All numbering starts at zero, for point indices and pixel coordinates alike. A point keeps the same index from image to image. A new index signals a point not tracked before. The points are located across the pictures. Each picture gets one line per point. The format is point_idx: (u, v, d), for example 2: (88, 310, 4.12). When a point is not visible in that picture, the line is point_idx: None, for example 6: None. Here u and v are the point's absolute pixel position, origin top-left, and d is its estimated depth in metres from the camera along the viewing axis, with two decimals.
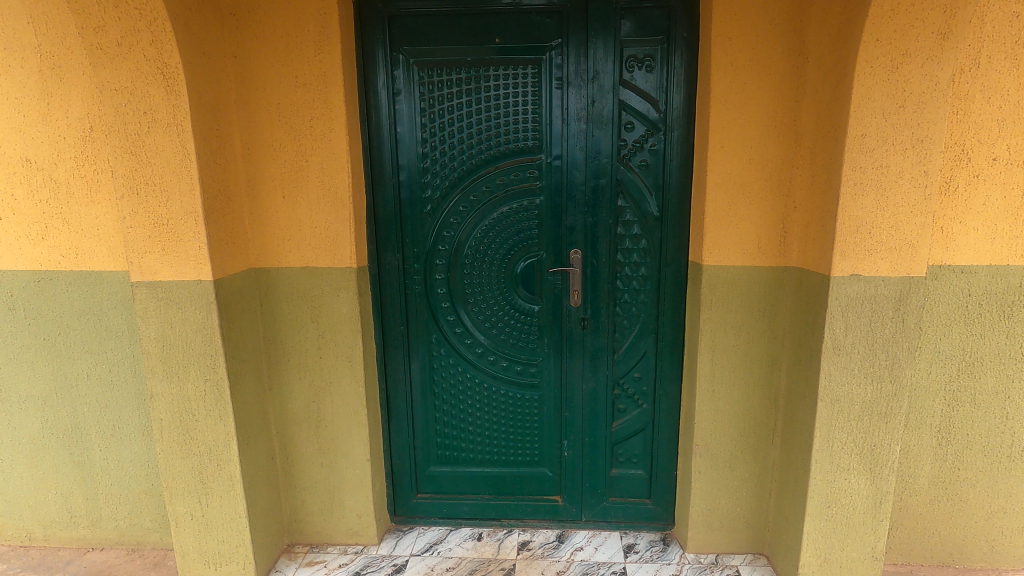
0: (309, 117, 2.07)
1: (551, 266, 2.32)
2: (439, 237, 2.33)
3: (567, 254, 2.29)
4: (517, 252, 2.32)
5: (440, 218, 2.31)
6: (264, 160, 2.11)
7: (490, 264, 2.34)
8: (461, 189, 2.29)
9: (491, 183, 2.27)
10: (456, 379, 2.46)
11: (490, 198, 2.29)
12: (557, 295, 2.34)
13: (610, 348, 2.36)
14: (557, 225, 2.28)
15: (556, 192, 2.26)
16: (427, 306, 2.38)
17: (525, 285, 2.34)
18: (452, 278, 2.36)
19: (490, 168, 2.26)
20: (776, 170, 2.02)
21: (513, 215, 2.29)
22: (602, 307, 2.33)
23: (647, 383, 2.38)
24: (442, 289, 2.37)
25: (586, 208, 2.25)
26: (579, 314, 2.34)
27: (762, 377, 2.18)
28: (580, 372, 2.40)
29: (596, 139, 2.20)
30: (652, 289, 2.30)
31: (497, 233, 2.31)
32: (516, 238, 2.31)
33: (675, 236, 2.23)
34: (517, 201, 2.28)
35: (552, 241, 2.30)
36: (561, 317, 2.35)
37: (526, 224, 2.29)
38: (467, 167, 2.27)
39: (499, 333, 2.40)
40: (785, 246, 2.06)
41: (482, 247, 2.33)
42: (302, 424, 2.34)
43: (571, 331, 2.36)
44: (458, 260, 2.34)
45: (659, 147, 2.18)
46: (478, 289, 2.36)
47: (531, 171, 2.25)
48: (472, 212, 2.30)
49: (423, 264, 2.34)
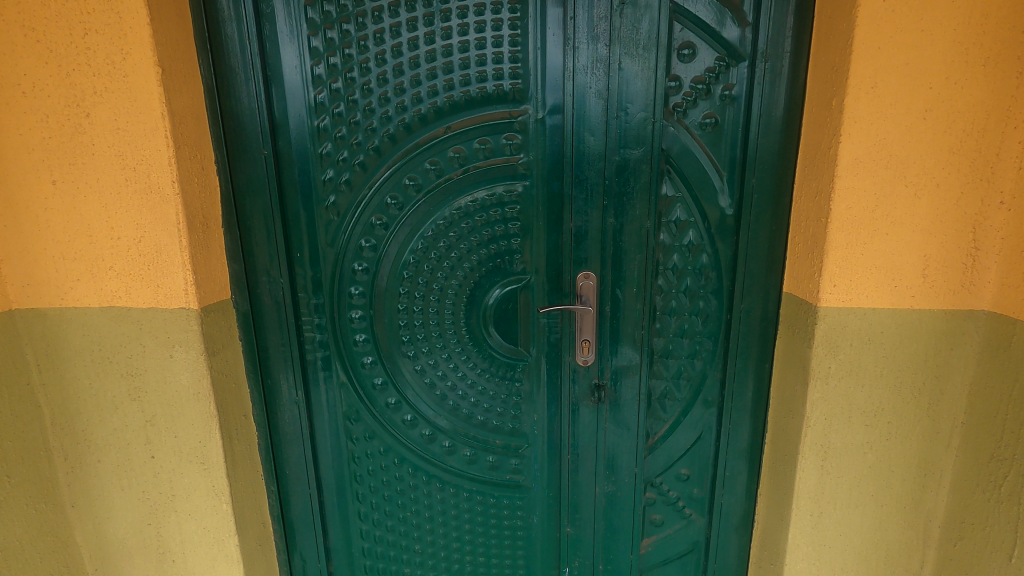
0: (83, 30, 1.09)
1: (546, 300, 1.37)
2: (354, 251, 1.37)
3: (572, 280, 1.35)
4: (488, 275, 1.37)
5: (355, 219, 1.34)
6: (9, 113, 1.13)
7: (442, 295, 1.39)
8: (389, 168, 1.31)
9: (441, 155, 1.30)
10: (392, 474, 1.53)
11: (439, 183, 1.32)
12: (555, 347, 1.39)
13: (641, 430, 1.44)
14: (555, 230, 1.32)
15: (555, 172, 1.28)
16: (341, 363, 1.44)
17: (501, 329, 1.40)
18: (378, 317, 1.41)
19: (438, 131, 1.28)
20: (970, 134, 1.06)
21: (480, 212, 1.33)
22: (629, 365, 1.40)
23: (699, 484, 1.48)
24: (364, 334, 1.43)
25: (606, 202, 1.29)
26: (591, 378, 1.41)
27: (908, 496, 1.27)
28: (593, 467, 1.48)
29: (626, 77, 1.22)
30: (714, 337, 1.37)
31: (452, 242, 1.36)
32: (484, 252, 1.35)
33: (758, 251, 1.29)
34: (486, 189, 1.31)
35: (547, 258, 1.34)
36: (561, 383, 1.42)
37: (501, 228, 1.34)
38: (398, 129, 1.29)
39: (459, 405, 1.47)
40: (973, 273, 1.13)
41: (429, 267, 1.37)
42: (134, 558, 1.42)
43: (577, 402, 1.43)
44: (389, 288, 1.39)
45: (738, 91, 1.22)
46: (424, 335, 1.43)
47: (509, 135, 1.28)
48: (409, 207, 1.34)
49: (328, 292, 1.39)
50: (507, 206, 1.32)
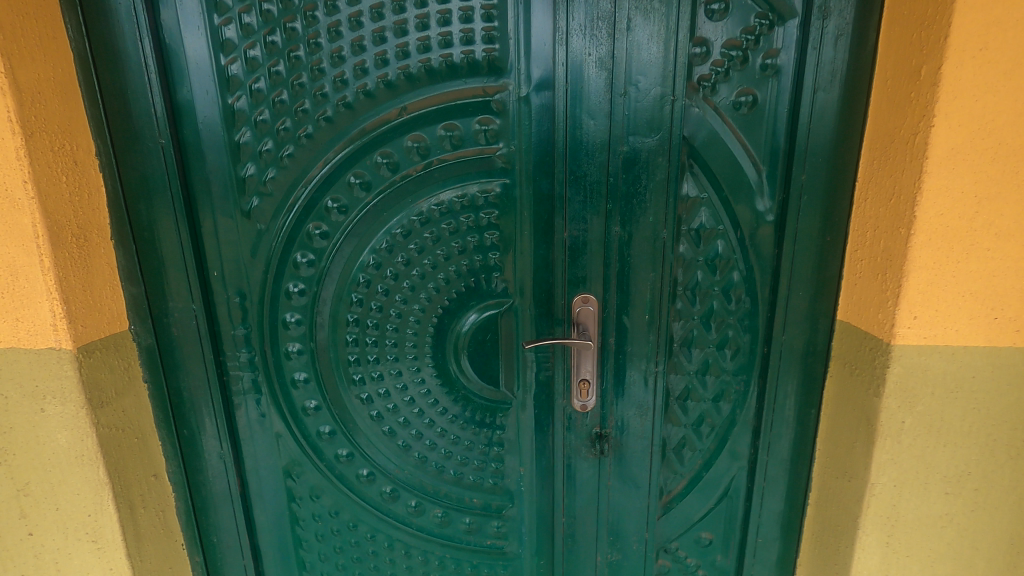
0: None
1: (534, 330, 1.08)
2: (287, 269, 1.06)
3: (566, 304, 1.06)
4: (459, 299, 1.07)
5: (286, 228, 1.04)
6: None
7: (401, 324, 1.09)
8: (328, 161, 1.01)
9: (395, 146, 1.00)
10: (345, 540, 1.24)
11: (393, 182, 1.02)
12: (545, 387, 1.11)
13: (652, 487, 1.16)
14: (545, 241, 1.03)
15: (543, 167, 0.99)
16: (276, 408, 1.14)
17: (477, 366, 1.11)
18: (321, 352, 1.11)
19: (390, 113, 0.98)
20: None
21: (447, 218, 1.03)
22: (638, 409, 1.11)
23: (723, 551, 1.20)
24: (304, 372, 1.13)
25: (610, 205, 1.00)
26: (591, 425, 1.12)
27: None
28: (592, 531, 1.20)
29: (637, 41, 0.92)
30: (745, 374, 1.09)
31: (412, 257, 1.06)
32: (454, 269, 1.06)
33: (805, 269, 1.00)
34: (455, 189, 1.02)
35: (534, 276, 1.05)
36: (550, 431, 1.14)
37: (475, 239, 1.04)
38: (338, 111, 0.98)
39: (426, 458, 1.18)
40: None
41: (383, 289, 1.07)
42: None
43: (573, 454, 1.15)
44: (333, 316, 1.09)
45: (785, 58, 0.92)
46: (380, 374, 1.13)
47: (484, 118, 0.98)
48: (355, 213, 1.03)
49: (258, 321, 1.09)
50: (482, 211, 1.03)
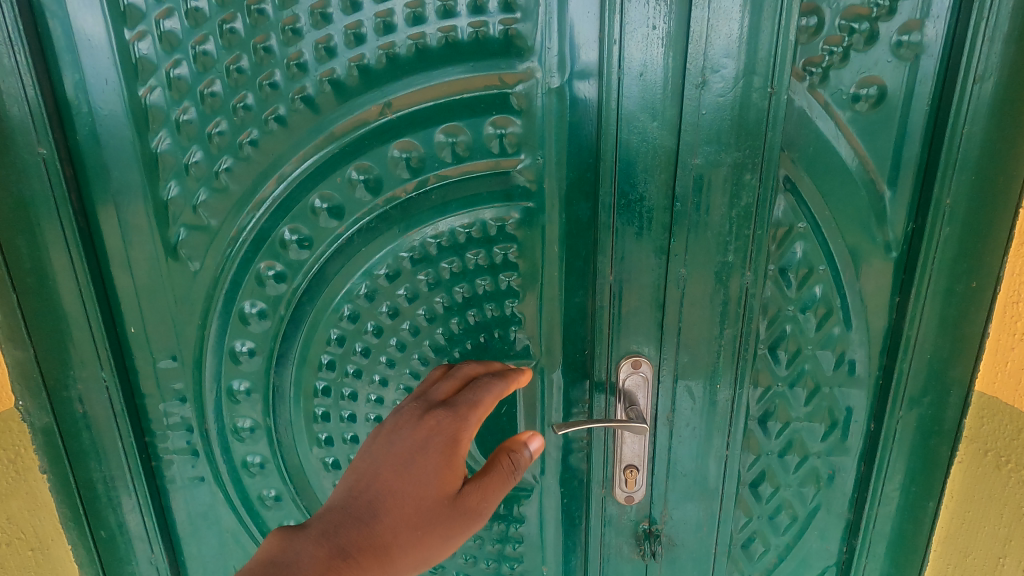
0: None
1: (564, 401, 0.81)
2: (231, 323, 0.78)
3: (608, 369, 0.78)
4: (465, 361, 0.80)
5: (228, 270, 0.76)
6: None
7: (385, 395, 0.81)
8: (283, 178, 0.72)
9: (375, 157, 0.71)
10: None
11: (375, 207, 0.74)
12: (577, 472, 0.84)
13: None
14: (582, 285, 0.76)
15: (583, 187, 0.72)
16: (223, 499, 0.87)
17: (488, 445, 0.84)
18: (280, 430, 0.83)
19: (368, 111, 0.69)
20: None
21: (450, 255, 0.76)
22: (700, 501, 0.84)
23: None
24: (258, 455, 0.85)
25: (674, 238, 0.72)
26: (635, 519, 0.86)
27: None
28: None
29: (724, 8, 0.64)
30: (841, 456, 0.83)
31: (402, 307, 0.78)
32: (459, 321, 0.78)
33: (938, 325, 0.74)
34: (461, 216, 0.74)
35: (566, 331, 0.78)
36: (584, 525, 0.87)
37: (487, 281, 0.77)
38: (294, 108, 0.69)
39: None
40: None
41: (362, 348, 0.80)
42: None
43: (611, 554, 0.88)
44: (295, 383, 0.81)
45: (932, 33, 0.65)
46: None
47: (501, 118, 0.70)
48: (323, 249, 0.75)
49: (196, 391, 0.81)
50: (497, 245, 0.75)
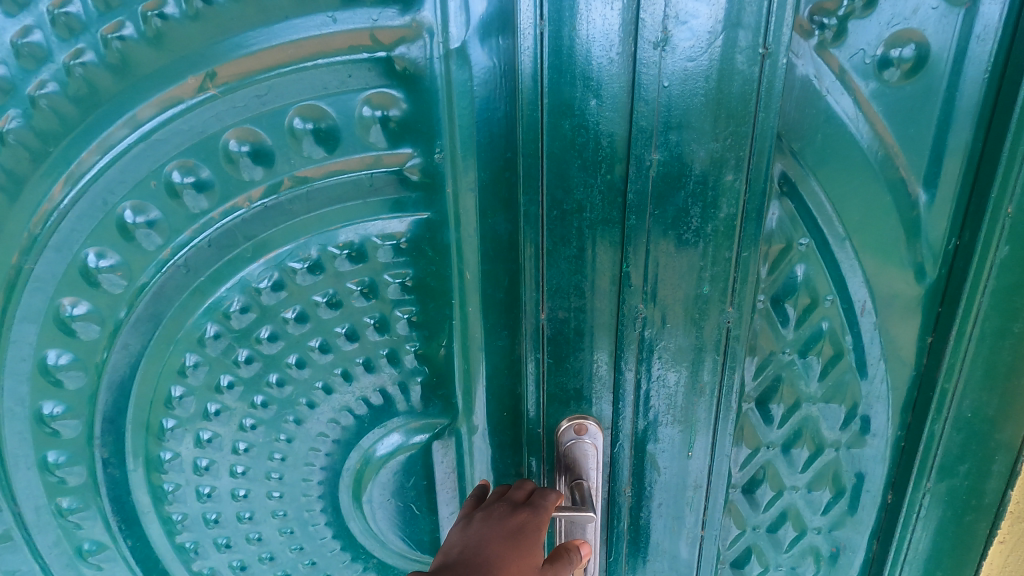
0: None
1: (491, 475, 0.60)
2: (29, 380, 0.57)
3: (544, 433, 0.58)
4: (355, 422, 0.61)
5: (11, 310, 0.54)
6: None
7: (254, 467, 0.62)
8: (74, 181, 0.51)
9: (202, 151, 0.50)
10: None
11: (211, 222, 0.53)
12: None
13: None
14: (505, 325, 0.56)
15: (499, 191, 0.51)
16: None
17: (395, 525, 0.65)
18: (121, 509, 0.64)
19: (183, 85, 0.48)
20: None
21: (325, 285, 0.56)
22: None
23: None
24: (94, 541, 0.65)
25: (629, 263, 0.51)
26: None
27: None
28: None
29: None
30: (850, 534, 0.64)
31: (264, 356, 0.58)
32: (343, 372, 0.59)
33: (981, 374, 0.55)
34: (335, 233, 0.54)
35: (487, 385, 0.57)
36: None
37: (377, 320, 0.57)
38: (72, 81, 0.48)
39: None
40: None
41: (216, 410, 0.60)
42: None
43: None
44: (132, 453, 0.61)
45: None
46: (229, 540, 0.66)
47: (378, 95, 0.49)
48: (145, 279, 0.54)
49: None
50: (389, 273, 0.55)
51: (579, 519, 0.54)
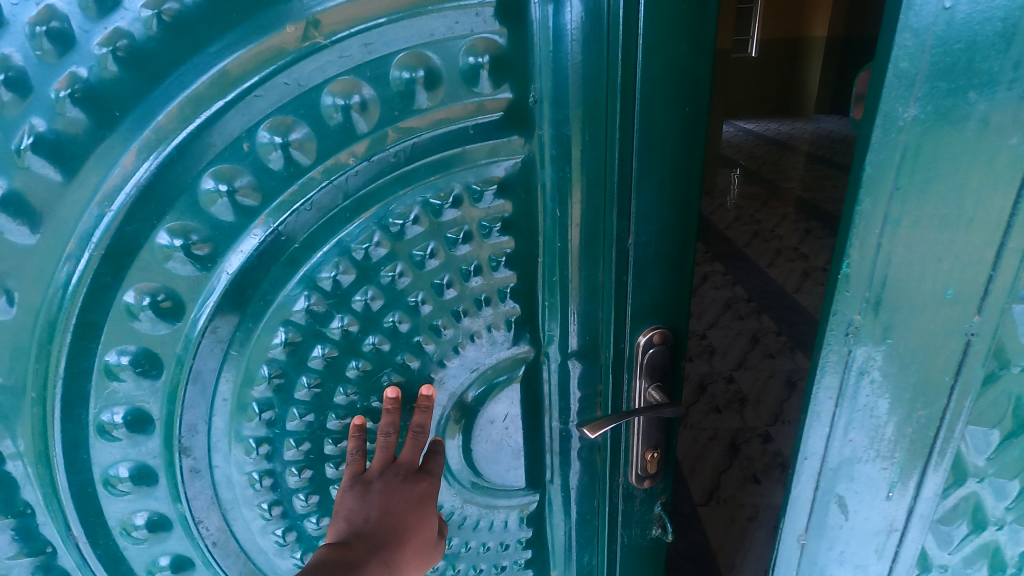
0: None
1: (580, 393, 0.83)
2: (114, 318, 0.66)
3: (632, 348, 0.81)
4: (449, 334, 0.78)
5: (84, 268, 0.63)
6: None
7: (366, 374, 0.76)
8: (161, 133, 0.60)
9: (300, 106, 0.61)
10: None
11: (308, 184, 0.65)
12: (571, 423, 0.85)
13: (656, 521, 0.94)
14: (587, 252, 0.75)
15: (596, 151, 0.69)
16: (38, 511, 0.75)
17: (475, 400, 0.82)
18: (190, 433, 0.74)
19: (283, 33, 0.58)
20: None
21: (453, 229, 0.72)
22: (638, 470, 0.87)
23: None
24: (134, 466, 0.74)
25: (686, 196, 0.74)
26: (652, 513, 0.94)
27: None
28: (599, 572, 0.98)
29: None
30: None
31: (384, 295, 0.73)
32: (457, 275, 0.75)
33: None
34: (447, 179, 0.70)
35: (579, 292, 0.77)
36: (596, 482, 0.90)
37: (486, 229, 0.74)
38: (146, 39, 0.56)
39: None
40: None
41: (344, 323, 0.73)
42: None
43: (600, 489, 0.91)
44: (218, 380, 0.73)
45: None
46: (297, 449, 0.78)
47: (480, 41, 0.64)
48: (267, 224, 0.66)
49: (37, 402, 0.68)
50: (488, 221, 0.73)
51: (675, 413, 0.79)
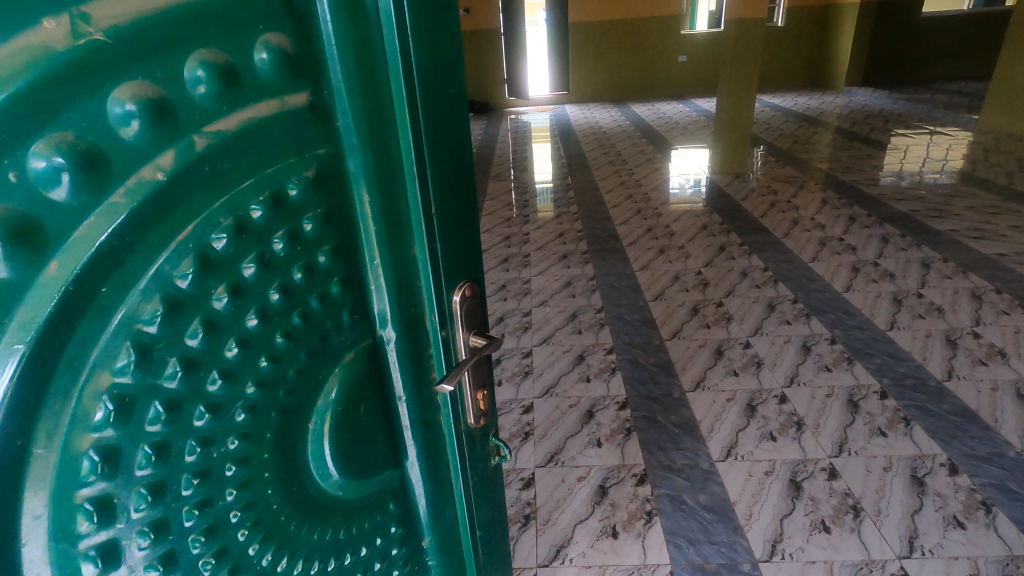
0: None
1: (407, 379, 0.76)
2: None
3: (449, 307, 0.78)
4: (291, 347, 0.64)
5: None
6: None
7: (216, 433, 0.58)
8: None
9: (82, 121, 0.41)
10: None
11: (113, 212, 0.45)
12: (420, 411, 0.79)
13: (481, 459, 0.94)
14: (385, 227, 0.68)
15: (380, 112, 0.62)
16: None
17: (323, 424, 0.70)
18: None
19: (41, 31, 0.38)
20: None
21: (275, 232, 0.58)
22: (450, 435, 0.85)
23: None
24: None
25: (464, 157, 0.74)
26: (486, 444, 0.94)
27: None
28: (459, 534, 0.94)
29: None
30: None
31: (220, 323, 0.56)
32: (281, 288, 0.61)
33: None
34: (261, 176, 0.55)
35: (391, 271, 0.70)
36: (451, 451, 0.86)
37: (306, 230, 0.62)
38: None
39: None
40: None
41: (162, 410, 0.53)
42: None
43: (447, 457, 0.86)
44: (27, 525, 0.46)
45: None
46: (150, 532, 0.55)
47: (272, 35, 0.52)
48: (63, 273, 0.43)
49: None
50: (306, 215, 0.61)
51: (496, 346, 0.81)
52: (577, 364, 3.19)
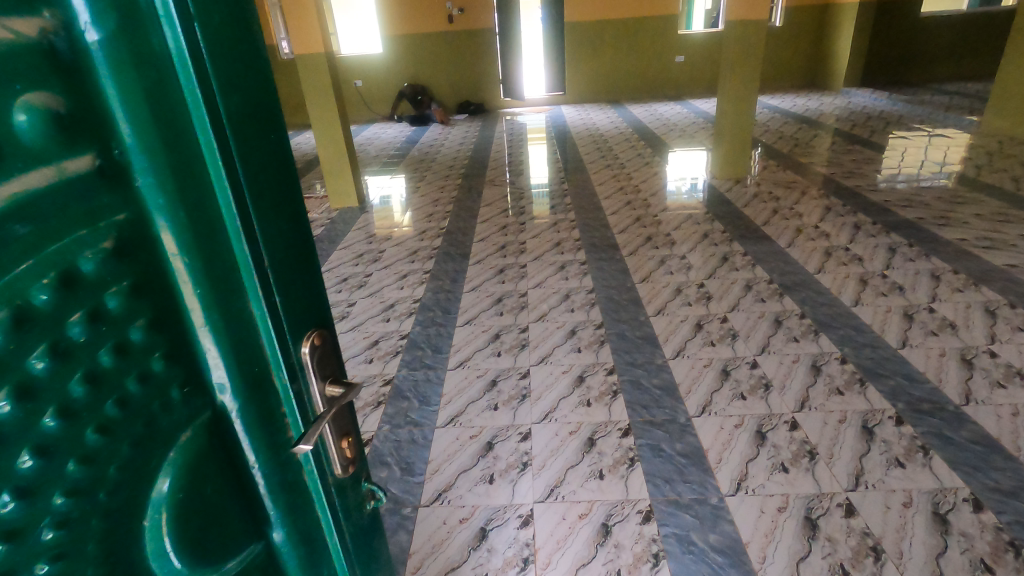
0: None
1: (258, 438, 0.73)
2: None
3: (301, 362, 0.74)
4: (110, 441, 0.59)
5: None
6: None
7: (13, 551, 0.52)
8: None
9: None
10: None
11: None
12: (279, 471, 0.76)
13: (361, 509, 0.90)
14: (210, 290, 0.65)
15: (186, 171, 0.60)
16: None
17: (161, 515, 0.65)
18: None
19: None
20: None
21: (71, 315, 0.53)
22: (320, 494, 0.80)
23: None
24: None
25: (296, 206, 0.73)
26: (363, 493, 0.91)
27: None
28: None
29: None
30: None
31: (6, 432, 0.50)
32: (86, 374, 0.56)
33: None
34: (43, 258, 0.50)
35: (225, 331, 0.67)
36: (322, 509, 0.81)
37: (111, 307, 0.57)
38: None
39: None
40: None
41: None
42: None
43: (319, 516, 0.82)
44: None
45: None
46: None
47: (34, 95, 0.47)
48: None
49: None
50: (109, 290, 0.57)
51: (354, 392, 0.78)
52: (575, 385, 2.91)
